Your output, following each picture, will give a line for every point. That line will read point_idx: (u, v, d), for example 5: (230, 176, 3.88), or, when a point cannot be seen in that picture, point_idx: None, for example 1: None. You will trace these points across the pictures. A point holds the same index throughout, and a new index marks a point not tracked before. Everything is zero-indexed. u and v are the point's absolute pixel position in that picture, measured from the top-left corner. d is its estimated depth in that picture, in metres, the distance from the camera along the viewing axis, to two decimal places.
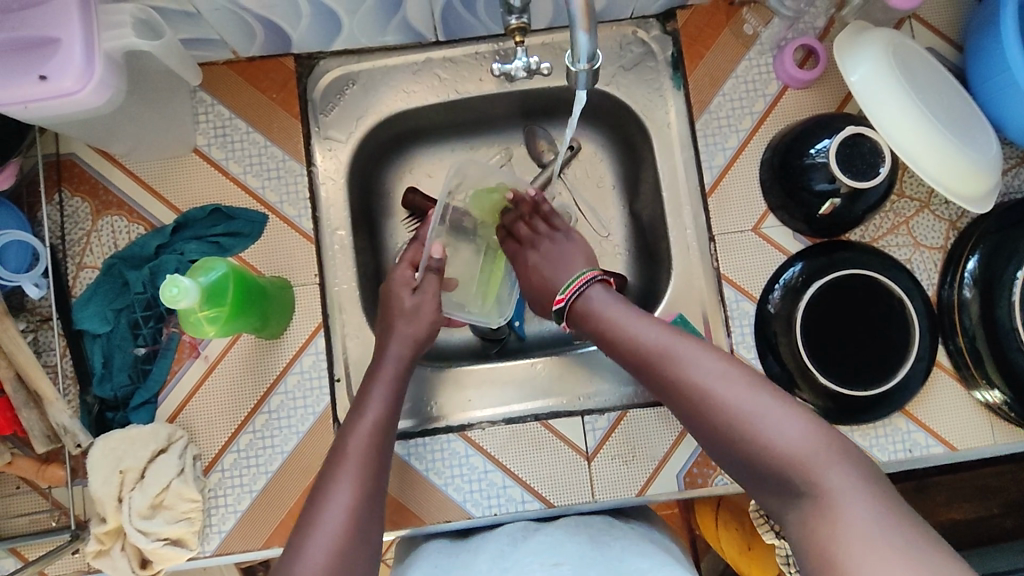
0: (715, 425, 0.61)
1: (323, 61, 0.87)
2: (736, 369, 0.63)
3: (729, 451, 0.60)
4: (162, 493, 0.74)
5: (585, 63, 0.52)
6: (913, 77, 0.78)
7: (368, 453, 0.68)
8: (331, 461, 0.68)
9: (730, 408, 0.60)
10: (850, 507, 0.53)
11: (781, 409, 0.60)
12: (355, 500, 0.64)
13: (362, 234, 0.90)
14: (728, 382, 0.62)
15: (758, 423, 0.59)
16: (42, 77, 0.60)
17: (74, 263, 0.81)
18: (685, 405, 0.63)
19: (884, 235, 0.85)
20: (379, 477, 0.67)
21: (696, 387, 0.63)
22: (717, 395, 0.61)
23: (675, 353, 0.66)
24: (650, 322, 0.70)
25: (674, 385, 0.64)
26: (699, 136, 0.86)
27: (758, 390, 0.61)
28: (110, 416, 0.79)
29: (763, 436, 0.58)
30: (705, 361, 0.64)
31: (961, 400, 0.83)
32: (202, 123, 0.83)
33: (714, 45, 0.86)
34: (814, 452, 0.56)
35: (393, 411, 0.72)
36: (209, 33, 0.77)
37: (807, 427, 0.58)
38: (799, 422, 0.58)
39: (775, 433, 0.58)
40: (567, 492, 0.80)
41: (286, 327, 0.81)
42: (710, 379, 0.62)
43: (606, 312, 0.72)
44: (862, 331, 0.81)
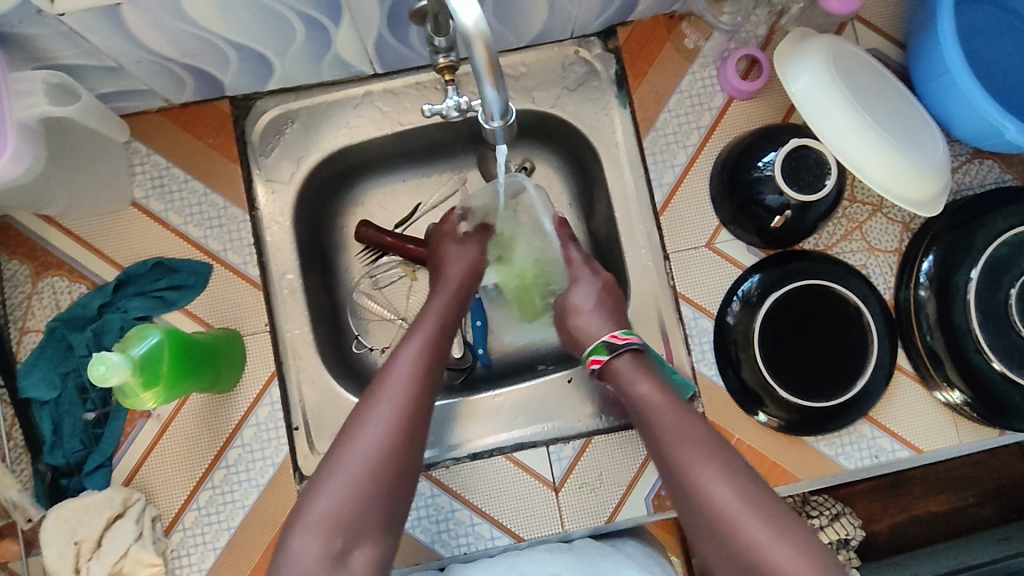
0: (711, 531, 0.61)
1: (260, 102, 0.84)
2: (744, 475, 0.62)
3: (723, 557, 0.60)
4: (120, 560, 0.72)
5: (497, 116, 0.52)
6: (855, 84, 0.77)
7: (404, 404, 0.65)
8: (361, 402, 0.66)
9: (734, 517, 0.60)
10: None
11: (782, 528, 0.59)
12: (382, 445, 0.62)
13: (314, 273, 0.88)
14: (748, 500, 0.60)
15: (770, 548, 0.58)
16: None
17: (17, 328, 0.79)
18: (688, 501, 0.63)
19: (838, 242, 0.84)
20: (416, 424, 0.65)
21: (704, 490, 0.62)
22: (721, 501, 0.60)
23: (690, 449, 0.64)
24: (674, 405, 0.68)
25: (681, 481, 0.63)
26: (647, 154, 0.85)
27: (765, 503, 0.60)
28: (65, 483, 0.77)
29: (769, 560, 0.57)
30: (716, 462, 0.63)
31: (925, 402, 0.83)
32: (139, 175, 0.81)
33: (657, 61, 0.85)
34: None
35: (431, 364, 0.70)
36: (135, 84, 0.75)
37: (804, 550, 0.57)
38: (798, 545, 0.58)
39: (775, 555, 0.57)
40: (535, 524, 0.79)
41: (238, 379, 0.79)
42: (717, 482, 0.61)
43: (632, 385, 0.71)
44: (822, 341, 0.80)
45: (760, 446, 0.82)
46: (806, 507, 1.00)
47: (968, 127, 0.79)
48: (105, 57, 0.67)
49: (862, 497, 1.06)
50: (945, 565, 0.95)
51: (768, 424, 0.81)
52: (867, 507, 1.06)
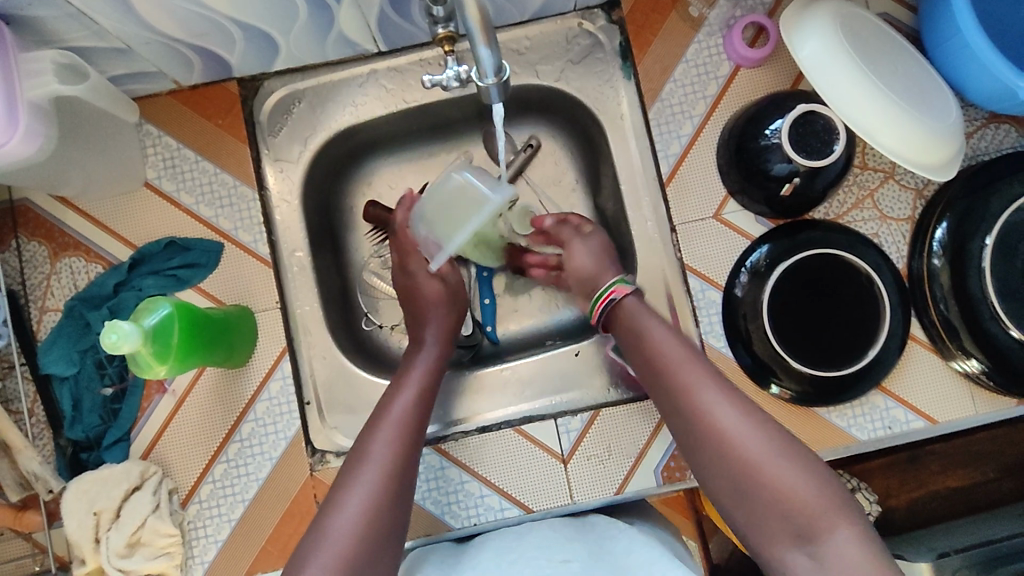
0: (726, 470, 0.63)
1: (267, 82, 0.85)
2: (758, 415, 0.64)
3: (734, 494, 0.63)
4: (138, 531, 0.74)
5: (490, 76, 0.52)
6: (864, 48, 0.75)
7: (393, 457, 0.66)
8: (351, 459, 0.66)
9: (746, 456, 0.62)
10: (842, 543, 0.57)
11: (798, 458, 0.62)
12: (373, 498, 0.62)
13: (323, 252, 0.89)
14: (757, 431, 0.63)
15: (777, 475, 0.61)
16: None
17: (37, 307, 0.81)
18: (698, 438, 0.65)
19: (849, 211, 0.82)
20: (404, 477, 0.65)
21: (718, 431, 0.64)
22: (739, 443, 0.63)
23: (700, 393, 0.66)
24: (681, 344, 0.71)
25: (692, 423, 0.66)
26: (653, 126, 0.84)
27: (782, 441, 0.63)
28: (85, 456, 0.79)
29: (779, 489, 0.60)
30: (731, 405, 0.65)
31: (940, 371, 0.81)
32: (151, 156, 0.83)
33: (661, 30, 0.85)
34: (820, 512, 0.59)
35: (423, 410, 0.72)
36: (145, 66, 0.76)
37: (812, 478, 0.60)
38: (808, 472, 0.61)
39: (793, 485, 0.60)
40: (544, 496, 0.80)
41: (251, 354, 0.81)
42: (729, 420, 0.64)
43: (643, 323, 0.74)
44: (831, 311, 0.79)
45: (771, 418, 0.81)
46: None
47: (981, 91, 0.77)
48: (114, 38, 0.68)
49: (878, 472, 1.04)
50: (963, 541, 0.94)
51: (781, 395, 0.81)
52: (884, 483, 1.04)
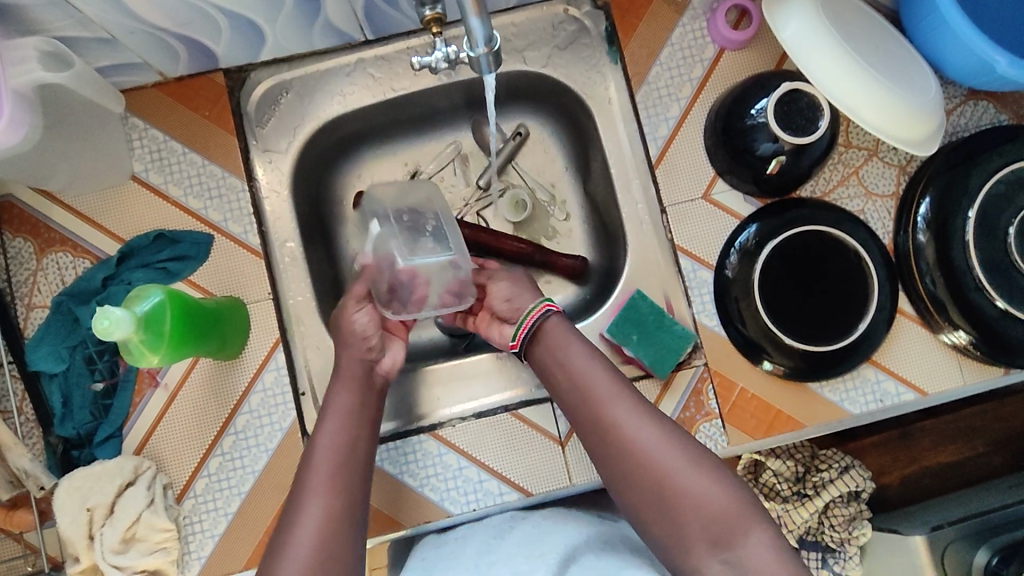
0: (645, 489, 0.65)
1: (254, 73, 0.85)
2: (670, 431, 0.68)
3: (654, 512, 0.65)
4: (132, 526, 0.73)
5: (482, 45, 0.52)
6: (845, 26, 0.77)
7: (336, 495, 0.65)
8: (292, 499, 0.65)
9: (664, 469, 0.65)
10: (759, 551, 0.61)
11: (708, 474, 0.65)
12: (319, 541, 0.62)
13: (314, 243, 0.89)
14: (670, 448, 0.66)
15: (692, 493, 0.64)
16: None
17: (23, 305, 0.80)
18: (618, 460, 0.67)
19: (835, 188, 0.84)
20: (347, 512, 0.65)
21: (635, 453, 0.66)
22: (656, 462, 0.66)
23: (618, 417, 0.68)
24: (602, 369, 0.71)
25: (615, 445, 0.67)
26: (641, 109, 0.85)
27: (693, 454, 0.66)
28: (76, 454, 0.78)
29: (696, 505, 0.63)
30: (649, 426, 0.68)
31: (929, 344, 0.82)
32: (137, 149, 0.82)
33: (647, 14, 0.86)
34: (735, 517, 0.63)
35: (353, 430, 0.70)
36: (130, 57, 0.75)
37: (728, 489, 0.64)
38: (722, 482, 0.65)
39: (706, 500, 0.63)
40: (543, 479, 0.80)
41: (243, 346, 0.80)
42: (648, 442, 0.67)
43: (566, 349, 0.72)
44: (820, 287, 0.81)
45: (766, 395, 0.81)
46: (815, 461, 1.02)
47: (958, 66, 0.79)
48: (98, 27, 0.68)
49: (870, 449, 1.06)
50: (955, 512, 0.96)
51: (774, 372, 0.81)
52: (877, 460, 1.06)
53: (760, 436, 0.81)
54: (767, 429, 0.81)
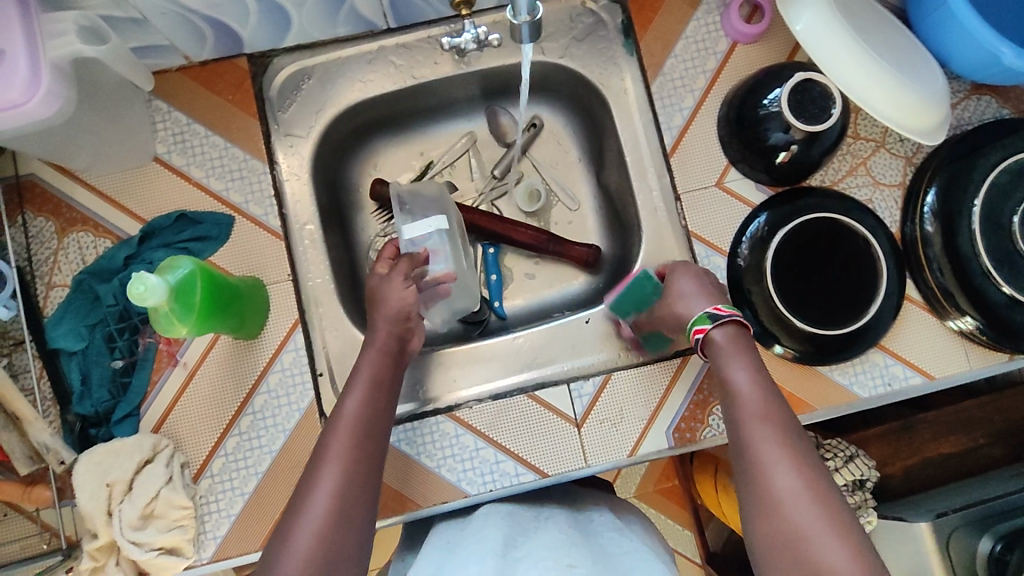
0: (776, 537, 0.57)
1: (277, 59, 0.87)
2: (818, 482, 0.59)
3: (776, 563, 0.57)
4: (151, 503, 0.73)
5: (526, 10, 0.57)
6: (855, 19, 0.80)
7: (350, 455, 0.63)
8: (312, 461, 0.63)
9: (790, 512, 0.57)
10: None
11: (840, 525, 0.56)
12: (335, 497, 0.60)
13: (332, 228, 0.90)
14: (808, 496, 0.57)
15: (816, 550, 0.55)
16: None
17: (43, 283, 0.80)
18: (754, 497, 0.60)
19: (844, 178, 0.86)
20: (365, 471, 0.63)
21: (768, 493, 0.59)
22: (789, 511, 0.57)
23: (762, 449, 0.61)
24: (759, 394, 0.65)
25: (751, 481, 0.61)
26: (656, 99, 0.87)
27: (831, 513, 0.57)
28: (93, 433, 0.78)
29: (818, 562, 0.54)
30: (791, 469, 0.59)
31: (935, 330, 0.84)
32: (161, 131, 0.83)
33: (662, 8, 0.88)
34: None
35: (377, 410, 0.68)
36: (157, 39, 0.77)
37: (864, 562, 0.54)
38: (862, 555, 0.54)
39: (834, 561, 0.54)
40: (559, 460, 0.80)
41: (262, 325, 0.80)
42: (786, 484, 0.58)
43: (728, 363, 0.67)
44: (830, 273, 0.82)
45: (777, 379, 0.83)
46: (822, 449, 1.02)
47: (965, 59, 0.82)
48: (130, 7, 0.69)
49: (875, 441, 1.07)
50: (960, 500, 0.97)
51: (784, 356, 0.83)
52: (882, 451, 1.07)
53: None
54: None
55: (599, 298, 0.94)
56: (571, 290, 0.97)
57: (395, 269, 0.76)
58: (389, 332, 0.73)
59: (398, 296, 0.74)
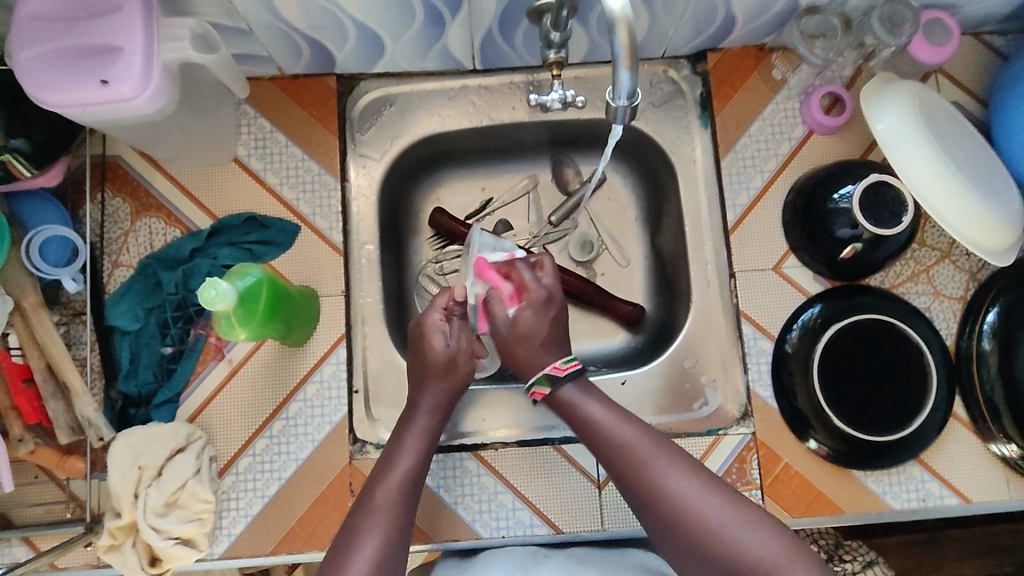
0: (687, 534, 0.66)
1: (363, 82, 0.90)
2: (708, 478, 0.68)
3: (692, 557, 0.66)
4: (177, 492, 0.75)
5: (627, 100, 0.53)
6: (939, 130, 0.79)
7: (391, 522, 0.68)
8: (350, 526, 0.68)
9: (709, 524, 0.66)
10: None
11: (750, 520, 0.66)
12: (375, 561, 0.65)
13: (389, 249, 0.92)
14: (707, 496, 0.67)
15: (737, 539, 0.65)
16: (104, 82, 0.63)
17: (110, 261, 0.83)
18: (656, 515, 0.67)
19: (903, 282, 0.85)
20: (401, 534, 0.68)
21: (671, 499, 0.67)
22: (698, 508, 0.66)
23: (652, 465, 0.69)
24: (623, 421, 0.72)
25: (643, 497, 0.68)
26: (724, 175, 0.88)
27: (734, 502, 0.67)
28: (132, 412, 0.80)
29: (741, 550, 0.64)
30: (685, 476, 0.68)
31: (977, 452, 0.82)
32: (244, 134, 0.87)
33: (743, 88, 0.89)
34: (786, 568, 0.63)
35: (419, 476, 0.73)
36: (257, 49, 0.81)
37: (781, 539, 0.65)
38: (769, 533, 0.65)
39: (753, 548, 0.64)
40: (575, 518, 0.80)
41: (309, 335, 0.82)
42: (685, 486, 0.67)
43: (590, 394, 0.75)
44: (879, 377, 0.81)
45: (807, 473, 0.82)
46: (839, 551, 0.99)
47: None
48: (240, 19, 0.73)
49: (895, 549, 1.04)
50: None
51: (817, 452, 0.82)
52: (901, 561, 1.04)
53: (797, 514, 0.81)
54: (804, 509, 0.81)
55: (638, 359, 0.94)
56: (611, 345, 0.96)
57: (460, 334, 0.78)
58: (460, 387, 0.78)
59: (464, 367, 0.77)
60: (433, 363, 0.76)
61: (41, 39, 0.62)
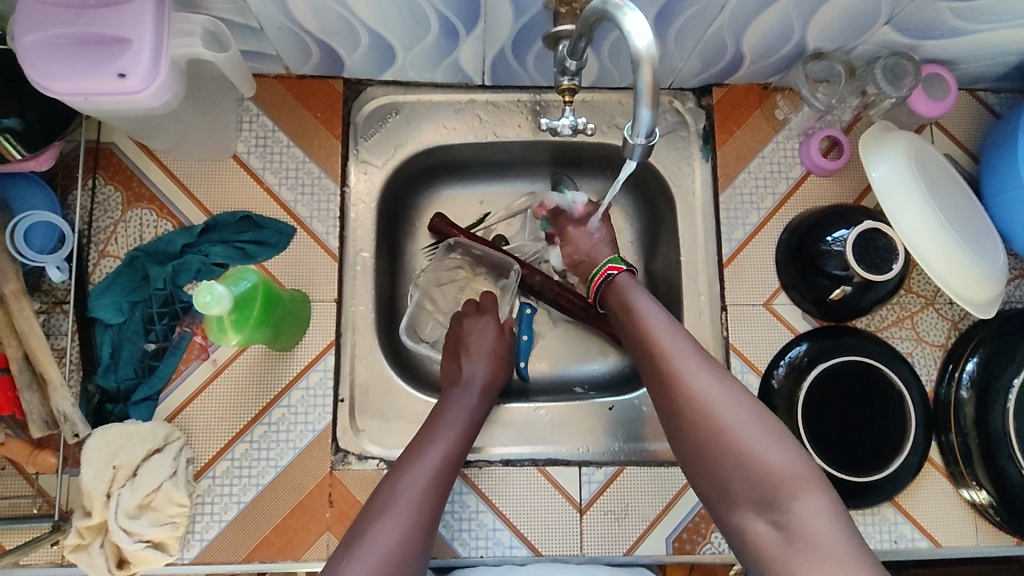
0: (697, 433, 0.63)
1: (370, 88, 0.89)
2: (734, 385, 0.65)
3: (703, 462, 0.63)
4: (151, 494, 0.73)
5: (644, 138, 0.53)
6: (932, 181, 0.82)
7: (419, 506, 0.67)
8: (376, 502, 0.67)
9: (721, 423, 0.63)
10: (809, 520, 0.58)
11: (769, 430, 0.62)
12: (394, 551, 0.63)
13: (384, 258, 0.91)
14: (725, 400, 0.64)
15: (749, 445, 0.61)
16: (121, 75, 0.62)
17: (97, 251, 0.81)
18: (670, 399, 0.66)
19: (888, 326, 0.87)
20: (427, 530, 0.66)
21: (689, 394, 0.65)
22: (717, 413, 0.63)
23: (682, 364, 0.66)
24: (664, 315, 0.72)
25: (668, 384, 0.66)
26: (722, 208, 0.89)
27: (760, 414, 0.63)
28: (109, 407, 0.78)
29: (754, 457, 0.61)
30: (716, 381, 0.65)
31: (949, 497, 0.84)
32: (245, 132, 0.85)
33: (745, 124, 0.91)
34: (792, 484, 0.59)
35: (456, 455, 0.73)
36: (266, 48, 0.80)
37: (794, 457, 0.61)
38: (789, 449, 0.61)
39: (764, 455, 0.61)
40: (555, 541, 0.80)
41: (298, 340, 0.81)
42: (709, 391, 0.64)
43: (633, 296, 0.76)
44: (860, 416, 0.82)
45: None
46: None
47: None
48: (252, 17, 0.71)
49: None
50: None
51: None
52: None
53: None
54: None
55: (622, 385, 0.93)
56: (599, 368, 0.96)
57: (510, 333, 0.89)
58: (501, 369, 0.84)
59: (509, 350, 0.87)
60: (476, 348, 0.85)
61: (45, 24, 0.60)
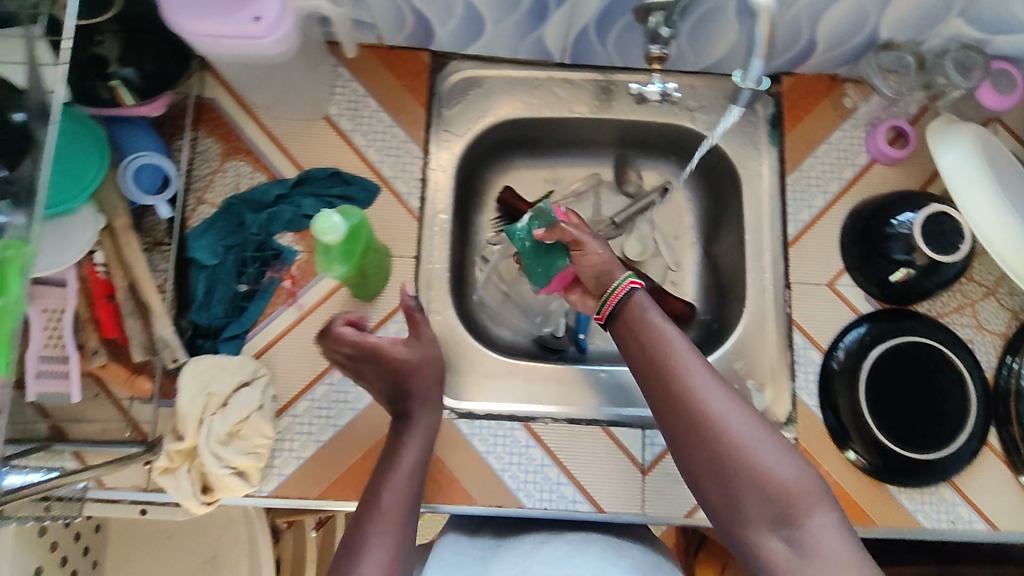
0: (708, 449, 0.61)
1: (454, 61, 0.94)
2: (744, 405, 0.63)
3: (716, 478, 0.61)
4: (240, 423, 0.77)
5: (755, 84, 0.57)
6: (999, 167, 0.83)
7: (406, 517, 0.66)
8: (357, 527, 0.65)
9: (733, 439, 0.60)
10: (823, 536, 0.56)
11: (781, 449, 0.61)
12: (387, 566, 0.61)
13: (458, 223, 0.95)
14: (736, 416, 0.62)
15: (761, 461, 0.59)
16: (256, 19, 0.67)
17: (195, 198, 0.86)
18: (682, 414, 0.63)
19: (950, 312, 0.89)
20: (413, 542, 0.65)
21: (701, 410, 0.62)
22: (731, 429, 0.61)
23: (693, 380, 0.64)
24: (678, 331, 0.68)
25: (680, 398, 0.63)
26: (789, 190, 0.92)
27: (769, 432, 0.61)
28: (200, 343, 0.82)
29: (764, 473, 0.59)
30: (726, 398, 0.63)
31: (1008, 484, 0.85)
32: (338, 95, 0.90)
33: (814, 111, 0.94)
34: (807, 499, 0.58)
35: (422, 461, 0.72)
36: (367, 15, 0.85)
37: (805, 474, 0.59)
38: (801, 466, 0.60)
39: (778, 473, 0.59)
40: (618, 500, 0.82)
41: (381, 290, 0.85)
42: (721, 409, 0.62)
43: (649, 312, 0.70)
44: (921, 397, 0.84)
45: (843, 483, 0.84)
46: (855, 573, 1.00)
47: None
48: None
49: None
50: None
51: (855, 463, 0.84)
52: None
53: None
54: None
55: None
56: None
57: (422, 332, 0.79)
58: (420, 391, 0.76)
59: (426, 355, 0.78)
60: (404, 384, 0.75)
61: None
